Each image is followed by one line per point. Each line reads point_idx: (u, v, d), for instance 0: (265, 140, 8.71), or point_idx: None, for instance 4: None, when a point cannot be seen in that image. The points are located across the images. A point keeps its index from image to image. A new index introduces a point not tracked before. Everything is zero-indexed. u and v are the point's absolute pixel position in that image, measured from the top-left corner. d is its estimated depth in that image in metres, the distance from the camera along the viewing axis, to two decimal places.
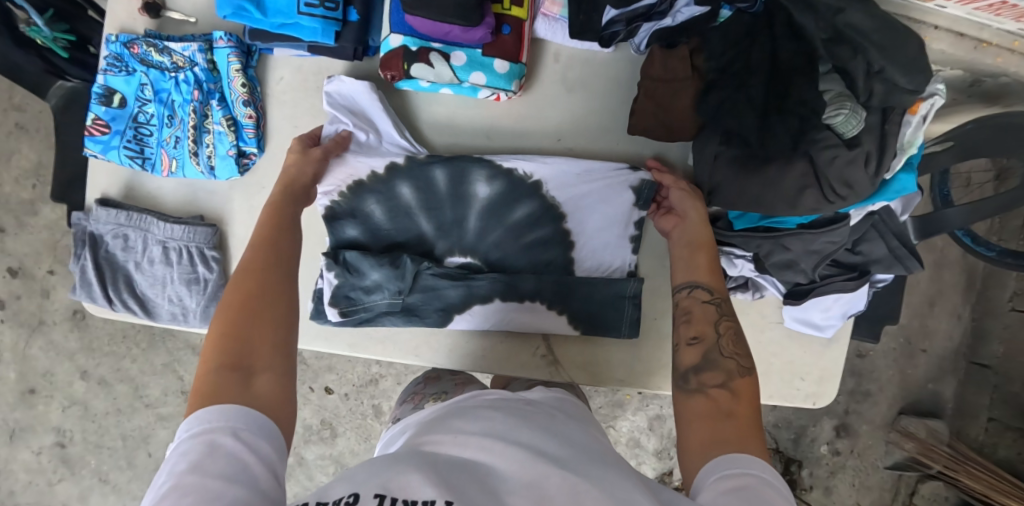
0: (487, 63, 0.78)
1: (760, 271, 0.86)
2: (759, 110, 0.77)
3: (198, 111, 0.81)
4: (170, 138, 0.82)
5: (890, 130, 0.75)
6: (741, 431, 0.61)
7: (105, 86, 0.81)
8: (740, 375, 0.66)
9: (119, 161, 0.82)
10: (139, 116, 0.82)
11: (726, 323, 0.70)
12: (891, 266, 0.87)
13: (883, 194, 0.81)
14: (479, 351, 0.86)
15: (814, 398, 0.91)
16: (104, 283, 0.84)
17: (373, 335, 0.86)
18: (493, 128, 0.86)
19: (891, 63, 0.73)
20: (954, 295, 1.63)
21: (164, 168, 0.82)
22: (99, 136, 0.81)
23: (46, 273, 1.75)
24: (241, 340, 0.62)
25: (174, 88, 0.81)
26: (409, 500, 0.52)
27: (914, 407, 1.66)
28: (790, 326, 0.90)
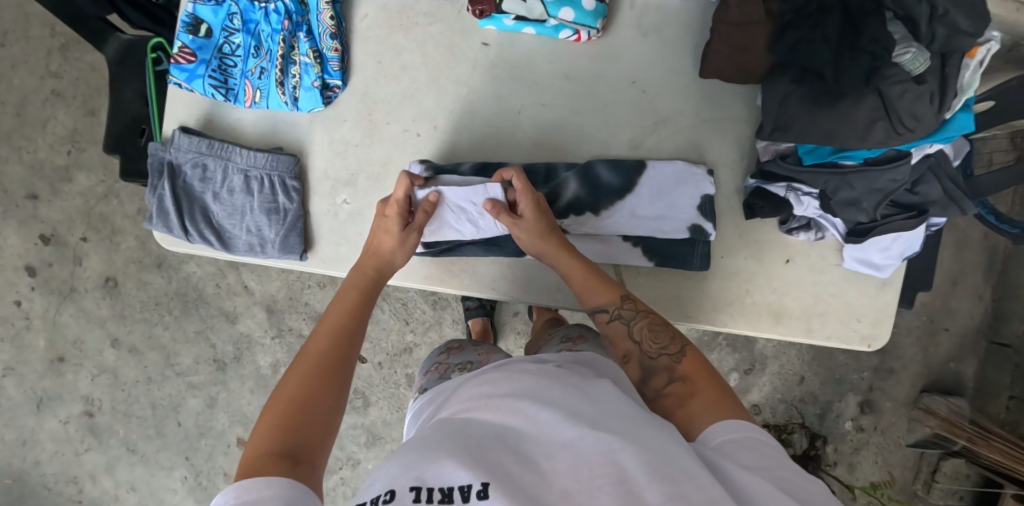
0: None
1: (824, 211, 0.88)
2: (835, 46, 0.79)
3: (286, 41, 0.83)
4: (255, 69, 0.84)
5: (950, 73, 0.79)
6: (707, 403, 0.65)
7: (193, 15, 0.83)
8: (679, 361, 0.70)
9: (202, 89, 0.83)
10: (225, 47, 0.84)
11: (638, 325, 0.75)
12: (947, 207, 0.90)
13: (941, 134, 0.83)
14: (554, 286, 0.88)
15: (869, 340, 0.94)
16: (180, 212, 0.85)
17: (451, 268, 0.89)
18: (571, 67, 0.88)
19: (954, 7, 0.76)
20: (976, 275, 1.66)
21: (248, 98, 0.85)
22: (185, 65, 0.83)
23: (79, 240, 1.75)
24: (298, 423, 0.62)
25: (263, 19, 0.83)
26: (444, 487, 0.54)
27: (936, 385, 1.69)
28: (848, 267, 0.93)
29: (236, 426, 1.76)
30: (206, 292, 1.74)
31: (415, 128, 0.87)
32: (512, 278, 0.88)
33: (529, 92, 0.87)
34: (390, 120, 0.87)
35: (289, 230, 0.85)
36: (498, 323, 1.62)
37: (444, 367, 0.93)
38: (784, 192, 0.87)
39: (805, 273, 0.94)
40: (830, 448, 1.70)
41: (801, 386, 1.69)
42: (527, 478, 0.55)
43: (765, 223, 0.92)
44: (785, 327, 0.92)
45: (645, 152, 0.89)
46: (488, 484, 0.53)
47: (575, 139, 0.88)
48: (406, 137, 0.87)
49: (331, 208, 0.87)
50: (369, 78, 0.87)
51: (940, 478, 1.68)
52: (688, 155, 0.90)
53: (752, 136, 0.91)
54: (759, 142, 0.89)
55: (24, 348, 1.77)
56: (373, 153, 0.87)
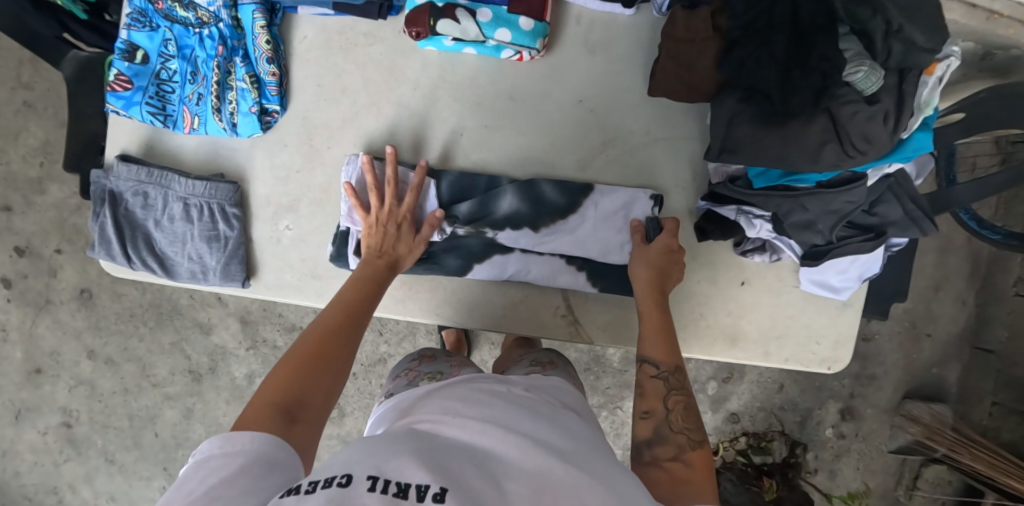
0: (513, 20, 0.78)
1: (777, 233, 0.86)
2: (782, 66, 0.76)
3: (221, 67, 0.81)
4: (192, 95, 0.83)
5: (907, 91, 0.75)
6: (699, 494, 0.62)
7: (128, 41, 0.81)
8: (693, 448, 0.67)
9: (140, 117, 0.82)
10: (162, 73, 0.82)
11: (676, 397, 0.72)
12: (906, 228, 0.88)
13: (900, 153, 0.81)
14: (502, 310, 0.87)
15: (829, 362, 0.93)
16: (121, 240, 0.84)
17: (396, 293, 0.87)
18: (516, 88, 0.85)
19: (910, 22, 0.75)
20: (960, 280, 1.63)
21: (187, 125, 0.83)
22: (121, 92, 0.81)
23: (54, 252, 1.74)
24: (301, 387, 0.63)
25: (199, 44, 0.82)
26: (403, 483, 0.51)
27: (918, 391, 1.67)
28: (806, 289, 0.91)
29: (214, 437, 1.76)
30: (180, 303, 1.73)
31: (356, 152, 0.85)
32: (461, 306, 0.87)
33: (473, 113, 0.85)
34: (331, 145, 0.85)
35: (230, 258, 0.84)
36: (472, 334, 1.61)
37: (413, 375, 0.91)
38: (735, 215, 0.85)
39: (762, 294, 0.92)
40: (811, 455, 1.68)
41: (780, 394, 1.67)
42: (483, 489, 0.52)
43: (721, 244, 0.90)
44: (741, 350, 0.91)
45: (594, 174, 0.87)
46: (445, 489, 0.50)
47: (521, 161, 0.86)
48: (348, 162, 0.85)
49: (273, 234, 0.85)
50: (310, 102, 0.85)
51: (921, 485, 1.66)
52: (638, 176, 0.88)
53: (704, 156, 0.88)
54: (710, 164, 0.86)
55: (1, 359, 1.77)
56: (314, 178, 0.85)
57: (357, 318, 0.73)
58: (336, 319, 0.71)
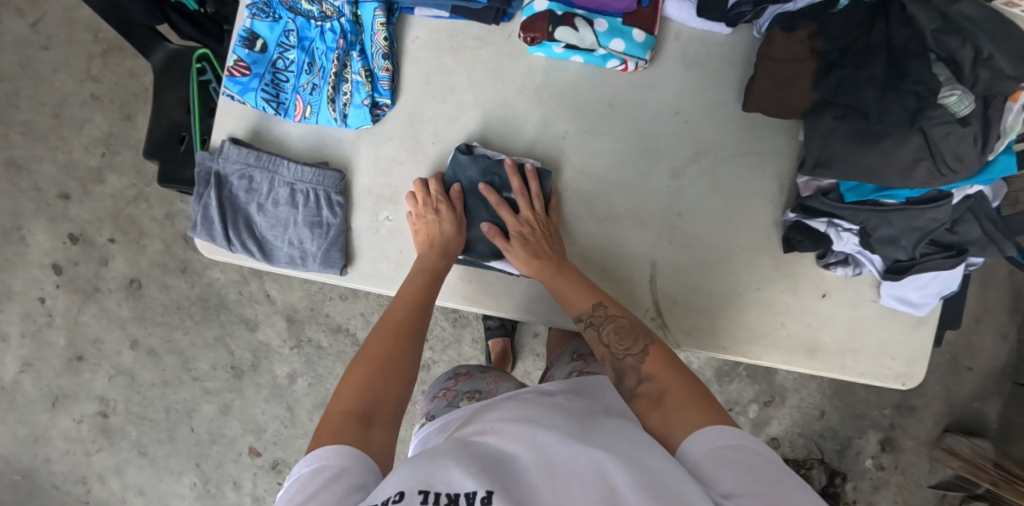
0: (627, 31, 0.82)
1: (862, 247, 0.88)
2: (880, 86, 0.80)
3: (339, 59, 0.85)
4: (307, 85, 0.87)
5: (993, 115, 0.78)
6: (678, 406, 0.66)
7: (250, 30, 0.85)
8: (643, 360, 0.72)
9: (254, 103, 0.85)
10: (279, 62, 0.86)
11: (607, 329, 0.77)
12: (985, 248, 0.90)
13: (984, 176, 0.83)
14: None
15: (905, 378, 0.95)
16: (225, 221, 0.86)
17: (489, 287, 0.89)
18: (616, 96, 0.89)
19: (1000, 51, 0.78)
20: (1001, 315, 1.65)
21: (298, 113, 0.87)
22: (239, 77, 0.85)
23: (106, 241, 1.77)
24: (370, 391, 0.68)
25: (319, 37, 0.86)
26: (452, 494, 0.53)
27: (959, 424, 1.66)
28: (885, 303, 0.93)
29: (249, 435, 1.75)
30: (228, 298, 1.75)
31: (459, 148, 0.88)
32: (550, 302, 0.88)
33: (574, 117, 0.88)
34: (435, 140, 0.88)
35: (331, 245, 0.86)
36: (518, 344, 1.62)
37: (452, 396, 0.90)
38: (825, 229, 0.87)
39: (839, 307, 0.94)
40: (849, 486, 1.67)
41: (820, 420, 1.67)
42: (527, 493, 0.54)
43: (803, 256, 0.92)
44: (819, 361, 0.92)
45: (686, 182, 0.90)
46: (491, 491, 0.52)
47: (618, 166, 0.89)
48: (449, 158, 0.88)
49: (373, 224, 0.88)
50: (418, 98, 0.88)
51: None
52: (728, 186, 0.91)
53: (791, 171, 0.91)
54: (800, 178, 0.89)
55: (43, 344, 1.78)
56: (417, 171, 0.88)
57: (410, 324, 0.76)
58: (394, 325, 0.76)
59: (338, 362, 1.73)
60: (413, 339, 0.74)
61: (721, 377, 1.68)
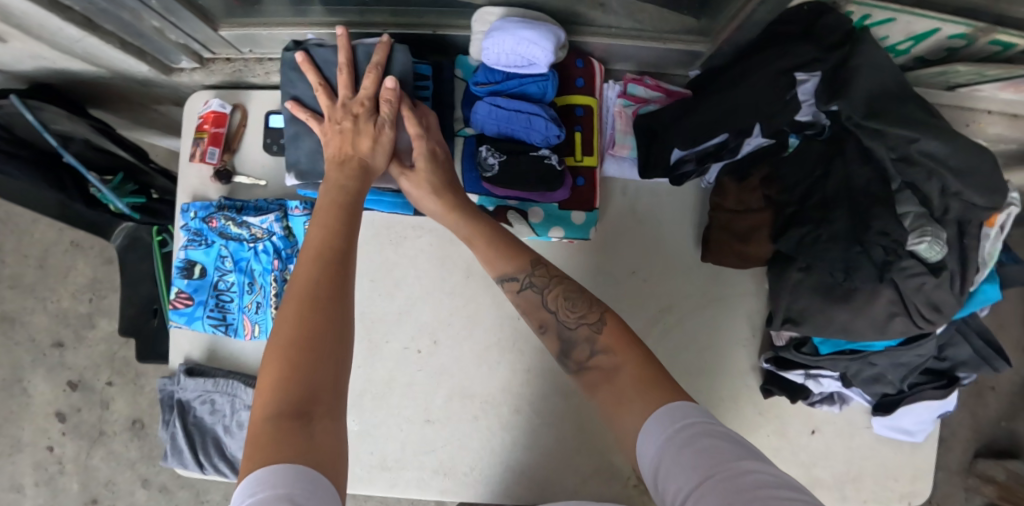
0: (565, 216, 0.80)
1: (847, 386, 0.84)
2: (843, 243, 0.73)
3: (277, 278, 0.85)
4: (251, 303, 0.86)
5: (970, 244, 0.76)
6: (631, 383, 0.61)
7: (185, 259, 0.86)
8: (598, 330, 0.66)
9: (202, 329, 0.85)
10: (219, 283, 0.86)
11: (551, 293, 0.70)
12: (979, 368, 0.86)
13: (969, 306, 0.79)
14: (574, 488, 0.84)
15: (909, 498, 0.90)
16: (193, 450, 0.85)
17: (464, 477, 0.85)
18: (568, 268, 0.85)
19: (968, 186, 0.73)
20: (1013, 327, 1.69)
21: (247, 331, 0.85)
22: (183, 308, 0.85)
23: (104, 384, 1.67)
24: (301, 377, 0.58)
25: (254, 257, 0.85)
26: None
27: (989, 448, 1.68)
28: (880, 433, 0.89)
29: None
30: None
31: (415, 343, 0.88)
32: (529, 485, 0.84)
33: None
34: (389, 338, 0.88)
35: None
36: None
37: None
38: (801, 381, 0.84)
39: (834, 440, 0.90)
40: None
41: None
42: None
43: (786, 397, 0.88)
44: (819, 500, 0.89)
45: (652, 344, 0.86)
46: None
47: None
48: (407, 354, 0.88)
49: None
50: (364, 296, 0.89)
51: None
52: (697, 341, 0.87)
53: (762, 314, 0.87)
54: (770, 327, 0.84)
55: (56, 492, 1.65)
56: (376, 370, 0.88)
57: (332, 283, 0.65)
58: (313, 282, 0.64)
59: None
60: (337, 302, 0.63)
61: None
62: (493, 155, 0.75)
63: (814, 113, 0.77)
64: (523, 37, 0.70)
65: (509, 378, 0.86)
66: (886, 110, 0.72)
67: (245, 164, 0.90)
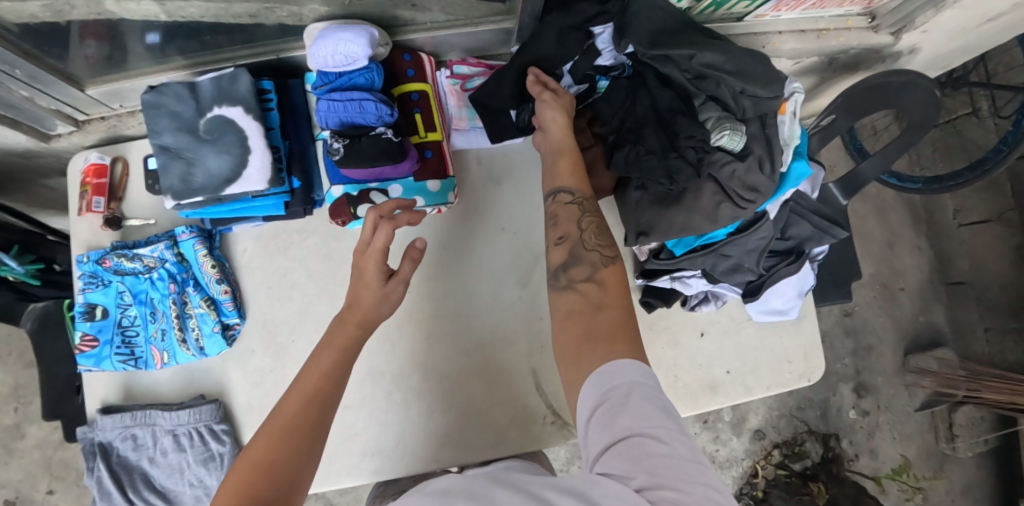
0: (422, 186, 0.91)
1: (713, 283, 0.96)
2: (660, 154, 0.85)
3: (177, 301, 0.93)
4: (156, 332, 0.93)
5: (771, 133, 0.86)
6: (611, 330, 0.72)
7: (86, 303, 0.93)
8: (607, 264, 0.77)
9: (113, 367, 0.92)
10: (123, 320, 0.94)
11: (590, 219, 0.79)
12: (821, 239, 0.98)
13: (787, 184, 0.91)
14: (496, 437, 0.92)
15: (807, 375, 1.01)
16: (120, 488, 0.90)
17: (392, 453, 0.91)
18: (443, 237, 0.95)
19: (748, 82, 0.84)
20: (907, 232, 2.00)
21: (157, 361, 0.93)
22: (89, 350, 0.92)
23: (46, 493, 1.64)
24: (252, 489, 0.71)
25: (151, 287, 0.93)
26: None
27: (915, 343, 1.97)
28: (759, 320, 1.00)
29: None
30: None
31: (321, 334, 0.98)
32: (454, 444, 0.91)
33: (413, 272, 0.95)
34: (293, 337, 0.97)
35: None
36: None
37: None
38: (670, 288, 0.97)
39: (723, 339, 1.00)
40: (846, 443, 1.91)
41: (793, 396, 1.90)
42: None
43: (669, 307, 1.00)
44: (725, 395, 0.98)
45: (535, 289, 0.95)
46: None
47: (465, 296, 0.95)
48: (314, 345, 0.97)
49: None
50: (262, 304, 0.98)
51: (959, 431, 1.92)
52: None
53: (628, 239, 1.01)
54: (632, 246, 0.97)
55: None
56: (289, 370, 0.96)
57: (312, 424, 0.77)
58: (292, 417, 0.76)
59: None
60: (307, 451, 0.75)
61: None
62: (337, 140, 0.83)
63: (613, 57, 0.92)
64: (340, 38, 0.80)
65: (411, 350, 0.93)
66: (667, 39, 0.84)
67: (132, 210, 1.00)
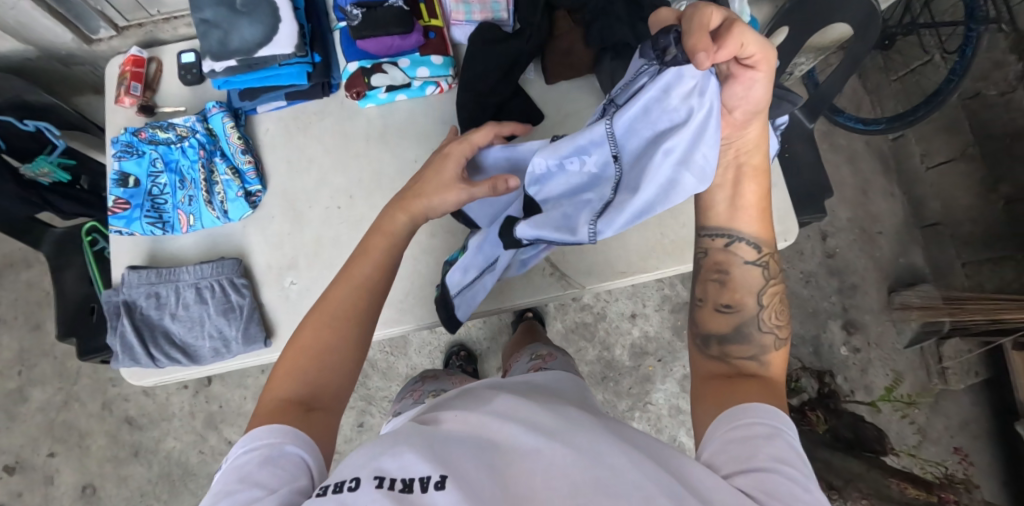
0: (427, 60, 1.00)
1: None
2: (628, 22, 0.95)
3: (205, 167, 1.00)
4: (184, 198, 1.00)
5: None
6: (769, 384, 0.75)
7: (121, 171, 1.00)
8: (779, 345, 0.80)
9: (142, 228, 0.99)
10: (154, 189, 1.00)
11: (771, 291, 0.83)
12: (780, 105, 1.05)
13: None
14: (497, 288, 1.03)
15: (783, 235, 1.10)
16: (143, 342, 0.94)
17: (401, 303, 1.04)
18: (448, 113, 1.04)
19: None
20: (879, 179, 1.96)
21: (183, 224, 1.00)
22: (122, 213, 0.99)
23: (46, 457, 1.67)
24: (312, 375, 0.74)
25: (182, 155, 1.01)
26: (406, 477, 0.58)
27: (900, 282, 1.91)
28: None
29: None
30: (190, 463, 1.66)
31: (336, 202, 1.02)
32: None
33: (420, 143, 1.04)
34: (311, 204, 1.02)
35: (248, 322, 0.95)
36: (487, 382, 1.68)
37: (418, 394, 1.01)
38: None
39: None
40: (841, 379, 1.85)
41: None
42: (486, 474, 0.58)
43: None
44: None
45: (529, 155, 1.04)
46: (445, 476, 0.57)
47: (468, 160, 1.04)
48: (331, 211, 1.02)
49: (281, 292, 0.98)
50: (283, 174, 1.03)
51: (949, 363, 1.84)
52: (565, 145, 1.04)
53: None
54: None
55: None
56: (307, 231, 1.01)
57: (359, 312, 0.79)
58: (341, 306, 0.78)
59: None
60: (358, 330, 0.78)
61: (680, 333, 1.72)
62: (356, 9, 0.97)
63: None
64: None
65: None
66: None
67: (164, 100, 1.09)
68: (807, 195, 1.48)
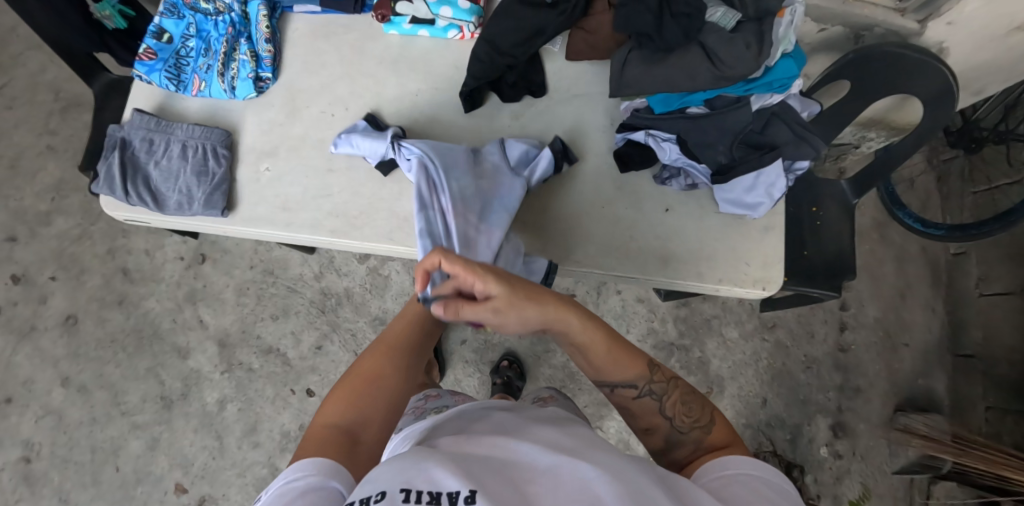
0: (454, 1, 1.05)
1: (684, 154, 1.01)
2: (655, 11, 0.92)
3: (229, 43, 1.04)
4: (203, 65, 1.04)
5: (766, 27, 0.88)
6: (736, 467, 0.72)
7: (158, 26, 1.05)
8: (706, 432, 0.77)
9: (158, 80, 1.03)
10: (181, 50, 1.05)
11: (668, 400, 0.81)
12: (799, 146, 0.98)
13: (765, 82, 0.93)
14: None
15: (764, 283, 1.04)
16: (124, 178, 0.99)
17: (354, 221, 1.01)
18: (460, 60, 1.08)
19: None
20: (924, 289, 1.80)
21: (195, 87, 1.04)
22: (147, 61, 1.03)
23: (48, 279, 1.77)
24: (360, 409, 0.78)
25: (214, 28, 1.06)
26: (434, 492, 0.54)
27: (910, 403, 1.74)
28: (724, 210, 1.04)
29: (176, 470, 1.67)
30: (162, 327, 1.75)
31: (330, 109, 1.06)
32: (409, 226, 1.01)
33: (426, 79, 1.07)
34: (309, 105, 1.06)
35: (216, 189, 1.00)
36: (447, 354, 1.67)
37: (420, 410, 0.93)
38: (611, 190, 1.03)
39: (685, 220, 1.06)
40: (809, 479, 1.69)
41: (764, 408, 1.73)
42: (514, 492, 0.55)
43: (642, 176, 1.07)
44: (673, 268, 1.03)
45: (525, 122, 1.08)
46: (474, 491, 0.53)
47: (462, 131, 1.07)
48: (322, 117, 1.05)
49: (254, 175, 1.03)
50: (294, 70, 1.07)
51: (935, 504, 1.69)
52: (564, 122, 1.09)
53: (616, 105, 1.09)
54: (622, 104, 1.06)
55: None
56: (296, 127, 1.05)
57: (401, 351, 0.86)
58: (393, 343, 0.86)
59: (269, 383, 1.71)
60: (403, 367, 0.84)
61: None
62: None
63: None
64: None
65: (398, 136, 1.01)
66: None
67: None
68: (826, 268, 1.36)
